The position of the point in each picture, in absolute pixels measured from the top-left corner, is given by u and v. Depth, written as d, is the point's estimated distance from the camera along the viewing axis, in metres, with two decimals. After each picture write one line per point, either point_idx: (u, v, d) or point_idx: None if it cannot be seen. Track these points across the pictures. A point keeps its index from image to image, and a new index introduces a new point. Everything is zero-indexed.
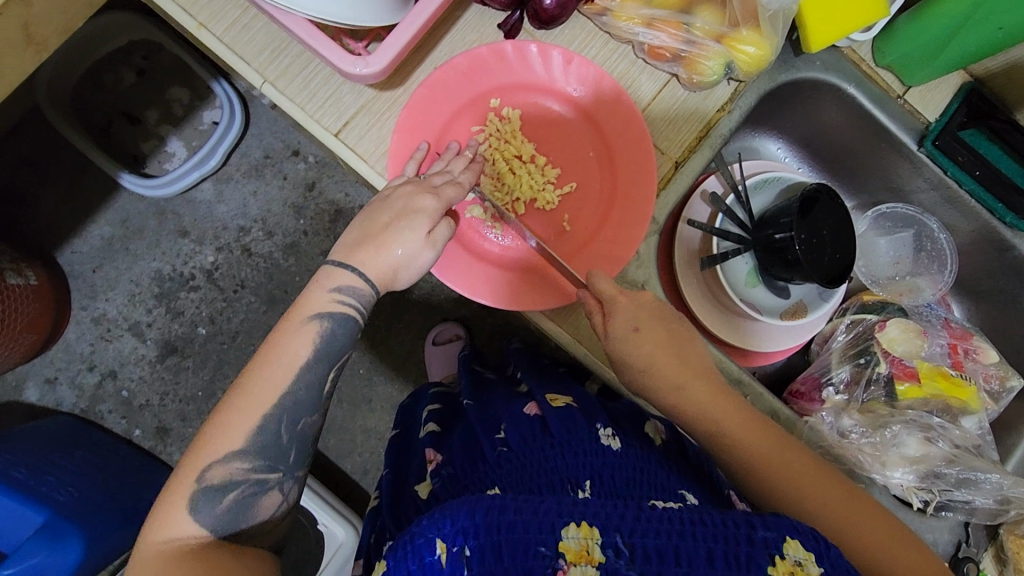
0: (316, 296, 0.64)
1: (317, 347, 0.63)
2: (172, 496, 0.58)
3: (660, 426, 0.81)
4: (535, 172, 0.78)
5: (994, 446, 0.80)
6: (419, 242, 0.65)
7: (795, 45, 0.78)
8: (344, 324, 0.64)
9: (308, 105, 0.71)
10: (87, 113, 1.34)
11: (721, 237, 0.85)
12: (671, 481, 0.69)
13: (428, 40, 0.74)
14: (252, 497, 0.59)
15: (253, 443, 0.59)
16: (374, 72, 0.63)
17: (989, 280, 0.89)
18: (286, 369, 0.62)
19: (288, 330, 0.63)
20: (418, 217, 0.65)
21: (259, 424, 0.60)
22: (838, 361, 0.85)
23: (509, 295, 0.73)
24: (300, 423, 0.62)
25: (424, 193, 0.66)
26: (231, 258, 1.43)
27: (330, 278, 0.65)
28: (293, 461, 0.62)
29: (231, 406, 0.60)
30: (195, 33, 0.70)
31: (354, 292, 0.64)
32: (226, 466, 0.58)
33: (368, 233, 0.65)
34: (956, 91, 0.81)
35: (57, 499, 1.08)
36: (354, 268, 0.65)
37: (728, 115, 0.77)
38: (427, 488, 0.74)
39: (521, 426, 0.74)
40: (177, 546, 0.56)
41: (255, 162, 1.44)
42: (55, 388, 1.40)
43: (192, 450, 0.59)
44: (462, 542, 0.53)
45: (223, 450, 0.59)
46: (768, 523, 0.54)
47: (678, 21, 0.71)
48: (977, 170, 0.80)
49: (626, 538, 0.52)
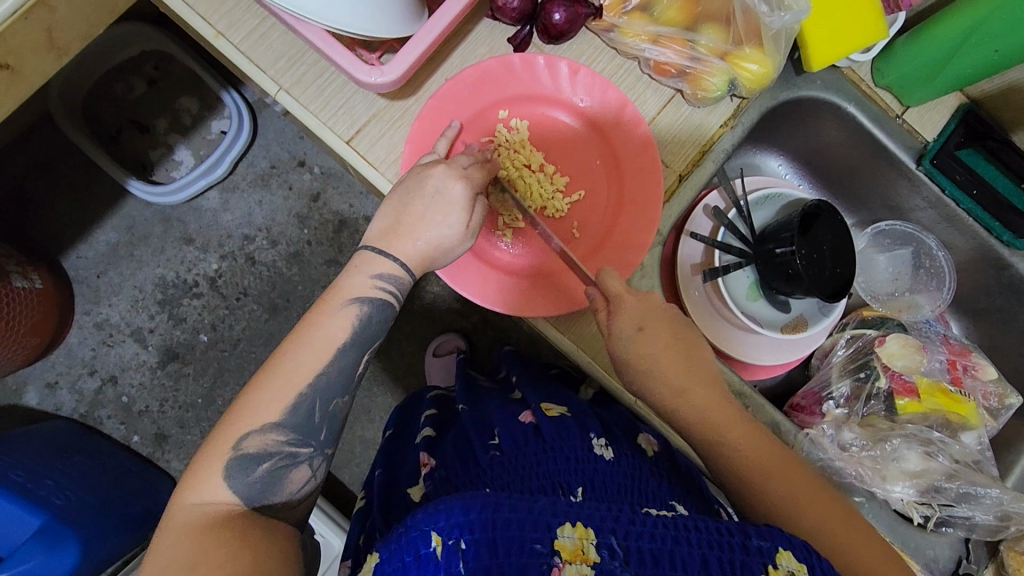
0: (357, 282, 0.66)
1: (355, 330, 0.65)
2: (207, 462, 0.59)
3: (652, 438, 0.81)
4: (544, 181, 0.79)
5: (994, 462, 0.80)
6: (455, 229, 0.67)
7: (796, 64, 0.80)
8: (382, 310, 0.66)
9: (321, 113, 0.73)
10: (98, 120, 1.36)
11: (722, 250, 0.87)
12: (663, 490, 0.69)
13: (439, 53, 0.75)
14: (282, 470, 0.60)
15: (289, 416, 0.61)
16: (389, 81, 0.65)
17: (986, 298, 0.90)
18: (323, 349, 0.63)
19: (327, 310, 0.65)
20: (452, 205, 0.67)
21: (295, 401, 0.61)
22: (838, 375, 0.86)
23: (517, 299, 0.74)
24: (333, 403, 0.63)
25: (456, 178, 0.67)
26: (235, 266, 1.45)
27: (371, 264, 0.66)
28: (323, 438, 0.63)
29: (269, 380, 0.62)
30: (214, 41, 0.72)
31: (394, 282, 0.66)
32: (262, 436, 0.60)
33: (402, 220, 0.66)
34: (953, 112, 0.83)
35: (53, 503, 1.07)
36: (395, 258, 0.66)
37: (731, 131, 0.78)
38: (419, 491, 0.74)
39: (514, 432, 0.75)
40: (207, 511, 0.56)
41: (261, 171, 1.46)
42: (55, 392, 1.40)
43: (231, 418, 0.61)
44: (458, 535, 0.52)
45: (259, 420, 0.60)
46: (762, 532, 0.54)
47: (683, 39, 0.73)
48: (974, 189, 0.82)
49: (621, 540, 0.52)
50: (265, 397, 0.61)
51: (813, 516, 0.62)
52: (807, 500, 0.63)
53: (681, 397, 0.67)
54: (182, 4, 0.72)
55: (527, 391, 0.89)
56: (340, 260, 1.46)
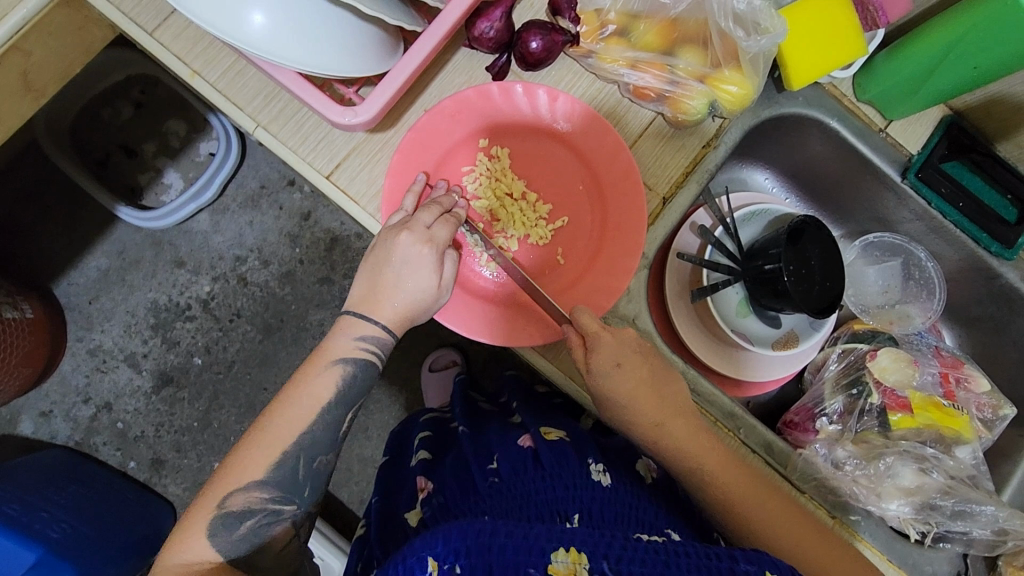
0: (339, 343, 0.67)
1: (338, 389, 0.66)
2: (191, 521, 0.61)
3: (652, 465, 0.80)
4: (527, 209, 0.80)
5: (988, 476, 0.79)
6: (426, 288, 0.67)
7: (777, 82, 0.80)
8: (365, 368, 0.67)
9: (301, 149, 0.73)
10: (86, 147, 1.35)
11: (710, 269, 0.86)
12: (659, 519, 0.68)
13: (417, 84, 0.75)
14: (266, 525, 0.62)
15: (271, 475, 0.62)
16: (363, 121, 0.65)
17: (978, 307, 0.89)
18: (308, 411, 0.65)
19: (311, 371, 0.66)
20: (420, 266, 0.66)
21: (278, 460, 0.63)
22: (830, 392, 0.85)
23: (505, 327, 0.73)
24: (316, 460, 0.64)
25: (422, 244, 0.66)
26: (227, 288, 1.44)
27: (353, 326, 0.67)
28: (307, 495, 0.64)
29: (254, 442, 0.63)
30: (190, 80, 0.71)
31: (376, 341, 0.67)
32: (245, 494, 0.61)
33: (376, 285, 0.67)
34: (937, 124, 0.83)
35: (49, 536, 1.03)
36: (374, 320, 0.67)
37: (715, 151, 0.78)
38: (417, 515, 0.73)
39: (512, 458, 0.74)
40: (192, 569, 0.59)
41: (251, 192, 1.45)
42: (50, 420, 1.39)
43: (219, 476, 0.62)
44: (453, 561, 0.53)
45: (242, 480, 0.62)
46: (749, 557, 0.54)
47: (662, 63, 0.72)
48: (960, 202, 0.82)
49: (613, 565, 0.52)
50: (248, 458, 0.62)
51: (789, 539, 0.65)
52: (782, 527, 0.66)
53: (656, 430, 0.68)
54: (156, 43, 0.71)
55: (524, 416, 0.88)
56: (333, 278, 1.45)
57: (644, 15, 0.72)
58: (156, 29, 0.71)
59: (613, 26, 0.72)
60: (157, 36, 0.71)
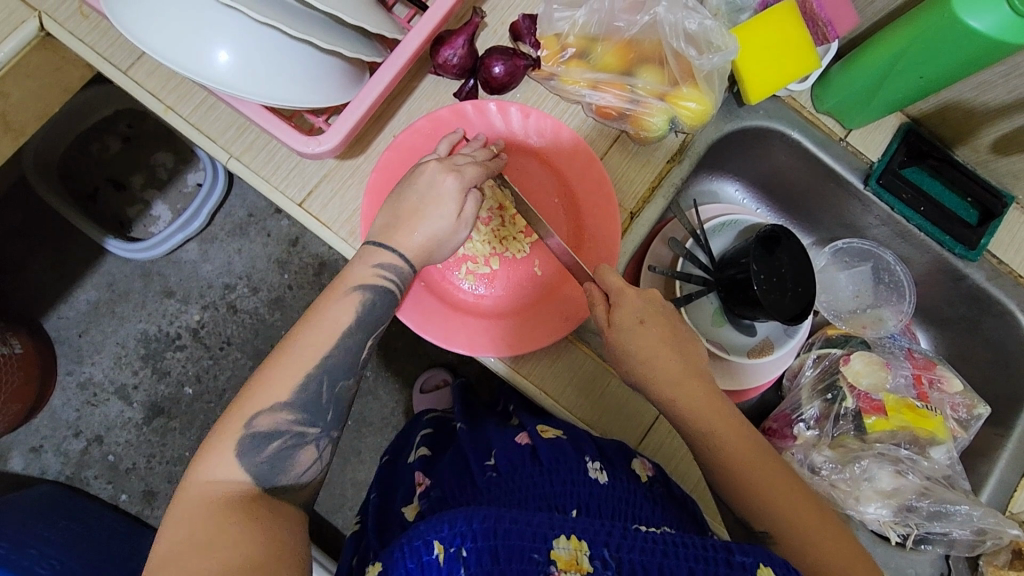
0: (360, 270, 0.67)
1: (359, 317, 0.66)
2: (218, 441, 0.59)
3: (647, 462, 0.75)
4: (508, 223, 0.82)
5: (965, 476, 0.80)
6: (450, 223, 0.69)
7: (737, 96, 0.82)
8: (384, 297, 0.67)
9: (273, 178, 0.75)
10: (74, 181, 1.37)
11: (683, 280, 0.88)
12: (655, 515, 0.67)
13: (386, 111, 0.77)
14: (290, 449, 0.60)
15: (298, 396, 0.61)
16: (329, 149, 0.67)
17: (949, 309, 0.91)
18: (330, 333, 0.64)
19: (333, 295, 0.66)
20: (444, 197, 0.68)
21: (302, 382, 0.62)
22: (807, 397, 0.86)
23: (478, 342, 0.74)
24: (338, 385, 0.64)
25: (447, 172, 0.69)
26: (217, 316, 1.45)
27: (374, 255, 0.67)
28: (331, 419, 0.63)
29: (277, 363, 0.62)
30: (164, 115, 0.74)
31: (394, 270, 0.67)
32: (273, 415, 0.60)
33: (397, 219, 0.68)
34: (895, 131, 0.85)
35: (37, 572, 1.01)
36: (394, 249, 0.67)
37: (679, 165, 0.80)
38: (413, 510, 0.70)
39: (511, 453, 0.72)
40: (217, 489, 0.57)
41: (239, 221, 1.47)
42: (40, 455, 1.39)
43: (238, 402, 0.61)
44: (460, 543, 0.53)
45: (269, 401, 0.61)
46: (745, 548, 0.53)
47: (622, 83, 0.74)
48: (922, 206, 0.84)
49: (614, 552, 0.52)
50: (273, 380, 0.61)
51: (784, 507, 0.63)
52: (781, 494, 0.64)
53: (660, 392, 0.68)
54: (131, 81, 0.73)
55: (524, 416, 0.85)
56: None
57: (601, 37, 0.74)
58: (131, 67, 0.73)
59: (573, 49, 0.75)
60: (131, 74, 0.73)
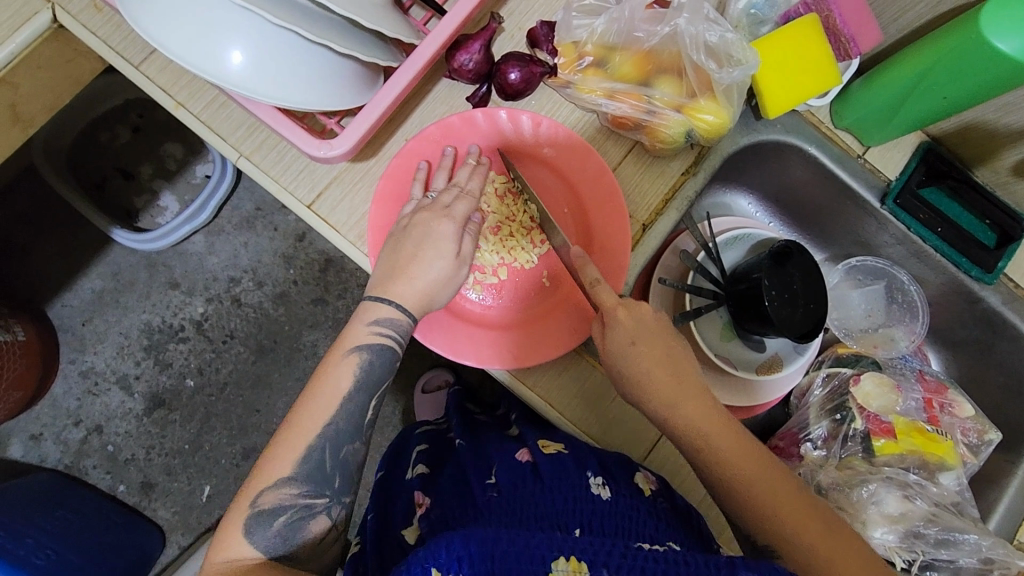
0: (356, 331, 0.65)
1: (357, 379, 0.64)
2: (228, 521, 0.59)
3: (650, 476, 0.74)
4: (521, 234, 0.81)
5: (974, 503, 0.78)
6: (447, 266, 0.68)
7: (754, 110, 0.81)
8: (382, 354, 0.65)
9: (282, 178, 0.74)
10: (83, 170, 1.37)
11: (694, 293, 0.87)
12: (660, 532, 0.66)
13: (398, 114, 0.76)
14: (300, 521, 0.60)
15: (299, 468, 0.60)
16: (340, 153, 0.66)
17: (962, 331, 0.90)
18: (330, 400, 0.62)
19: (331, 363, 0.64)
20: (441, 242, 0.68)
21: (304, 454, 0.60)
22: (815, 417, 0.86)
23: (484, 352, 0.73)
24: (343, 451, 0.62)
25: (441, 218, 0.69)
26: (221, 309, 1.44)
27: (368, 312, 0.65)
28: (339, 486, 0.62)
29: (280, 438, 0.61)
30: (174, 112, 0.73)
31: (394, 325, 0.65)
32: (276, 492, 0.59)
33: (395, 268, 0.66)
34: (914, 150, 0.84)
35: (34, 562, 1.02)
36: (390, 301, 0.65)
37: (694, 177, 0.79)
38: (413, 532, 0.70)
39: (512, 471, 0.73)
40: (235, 568, 0.57)
41: (246, 214, 1.46)
42: (40, 443, 1.39)
43: (245, 481, 0.60)
44: (457, 570, 0.52)
45: (272, 477, 0.60)
46: (751, 565, 0.52)
47: (639, 93, 0.73)
48: (939, 227, 0.83)
49: (613, 573, 0.51)
50: (275, 454, 0.60)
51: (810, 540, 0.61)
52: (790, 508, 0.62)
53: (667, 410, 0.66)
54: (142, 77, 0.73)
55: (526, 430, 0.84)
56: (327, 299, 1.46)
57: (619, 46, 0.73)
58: (142, 62, 0.73)
59: (590, 58, 0.73)
60: (142, 69, 0.73)
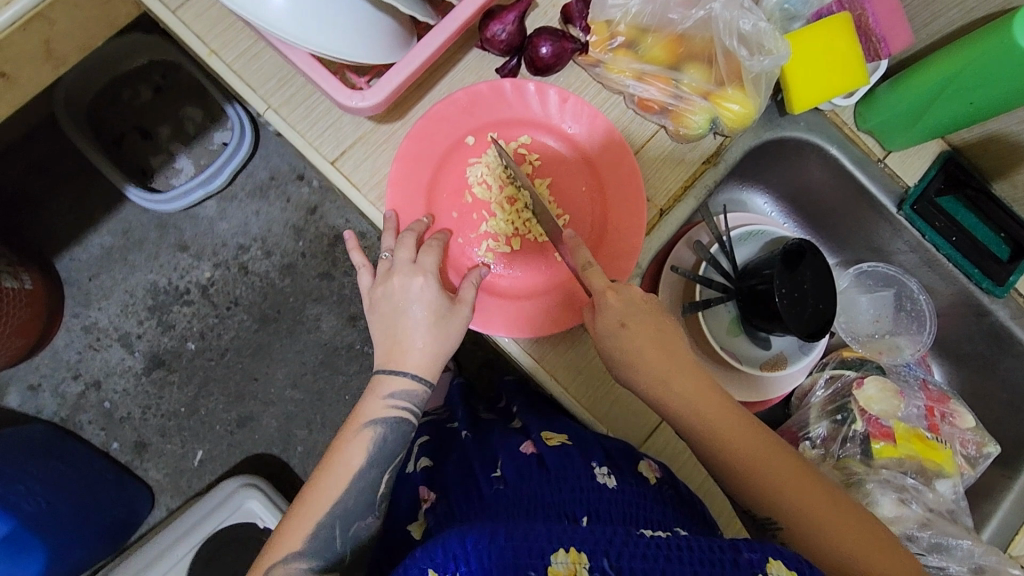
0: (371, 405, 0.68)
1: (371, 454, 0.67)
2: None
3: (654, 464, 0.74)
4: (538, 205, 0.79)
5: (969, 512, 0.78)
6: (448, 317, 0.69)
7: (780, 105, 0.82)
8: (398, 427, 0.69)
9: (308, 133, 0.74)
10: (102, 126, 1.38)
11: (704, 284, 0.87)
12: (667, 517, 0.66)
13: (427, 79, 0.77)
14: None
15: (308, 544, 0.64)
16: (372, 104, 0.65)
17: (968, 345, 0.90)
18: (344, 477, 0.66)
19: (346, 439, 0.68)
20: (428, 301, 0.69)
21: (314, 529, 0.64)
22: (816, 417, 0.86)
23: (482, 314, 0.74)
24: (354, 526, 0.66)
25: (417, 276, 0.69)
26: (227, 275, 1.45)
27: (384, 385, 0.69)
28: (347, 559, 0.66)
29: (295, 514, 0.65)
30: (206, 59, 0.73)
31: (409, 395, 0.69)
32: (286, 567, 0.62)
33: (392, 341, 0.69)
34: (934, 158, 0.84)
35: (23, 509, 1.08)
36: (406, 372, 0.69)
37: (714, 167, 0.80)
38: (419, 527, 0.72)
39: (517, 462, 0.73)
40: None
41: (260, 182, 1.47)
42: (37, 394, 1.39)
43: (259, 556, 0.64)
44: (453, 570, 0.53)
45: (283, 551, 0.63)
46: (752, 545, 0.52)
47: (667, 77, 0.74)
48: (953, 235, 0.83)
49: (614, 561, 0.51)
50: (289, 530, 0.64)
51: (848, 547, 0.59)
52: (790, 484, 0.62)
53: (674, 388, 0.66)
54: (178, 22, 0.73)
55: (528, 420, 0.83)
56: (333, 274, 1.46)
57: (652, 29, 0.74)
58: (179, 7, 0.73)
59: (622, 38, 0.74)
60: (179, 14, 0.73)
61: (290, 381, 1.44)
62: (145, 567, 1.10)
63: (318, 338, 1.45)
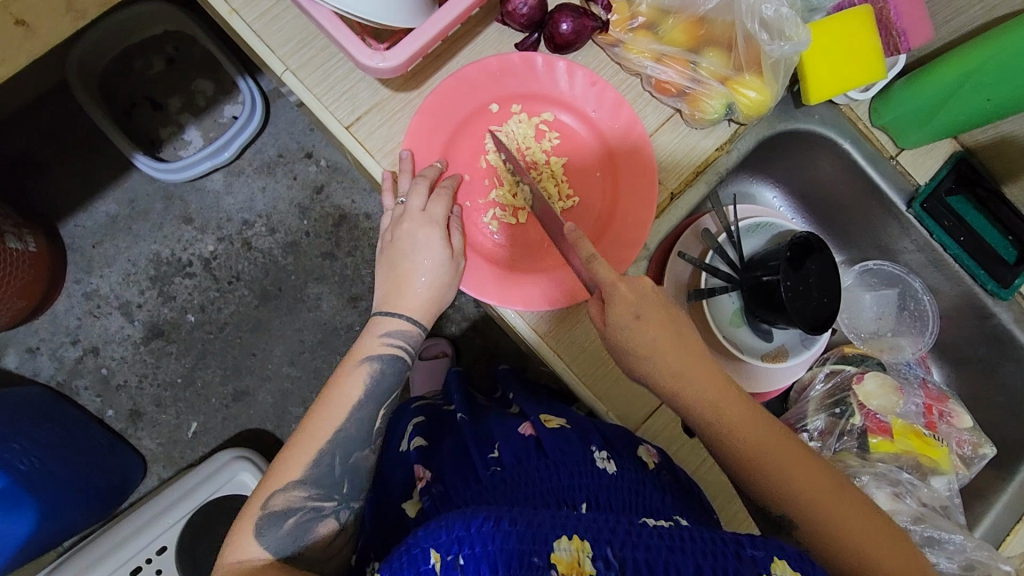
0: (367, 342, 0.70)
1: (367, 388, 0.68)
2: (240, 523, 0.63)
3: (653, 450, 0.75)
4: (551, 182, 0.79)
5: (961, 509, 0.79)
6: (443, 260, 0.71)
7: (795, 97, 0.82)
8: (393, 364, 0.70)
9: (324, 97, 0.74)
10: (112, 94, 1.37)
11: (709, 273, 0.86)
12: (666, 506, 0.65)
13: (448, 50, 0.77)
14: (309, 522, 0.63)
15: (309, 473, 0.64)
16: (392, 66, 0.65)
17: (969, 347, 0.90)
18: (341, 410, 0.67)
19: (342, 372, 0.69)
20: (431, 247, 0.71)
21: (315, 458, 0.65)
22: (814, 409, 0.87)
23: (474, 280, 0.75)
24: (353, 457, 0.66)
25: (428, 224, 0.71)
26: (230, 250, 1.45)
27: (379, 325, 0.70)
28: (347, 491, 0.66)
29: (291, 446, 0.66)
30: (227, 17, 0.73)
31: (405, 336, 0.70)
32: (287, 494, 0.63)
33: (393, 277, 0.71)
34: (947, 158, 0.85)
35: (17, 468, 1.08)
36: (403, 314, 0.70)
37: (727, 155, 0.80)
38: (414, 505, 0.69)
39: (516, 447, 0.71)
40: (247, 567, 0.61)
41: (268, 159, 1.46)
42: (35, 357, 1.39)
43: (259, 482, 0.65)
44: (457, 551, 0.51)
45: (283, 480, 0.64)
46: (756, 542, 0.51)
47: (685, 60, 0.74)
48: (962, 235, 0.84)
49: (617, 551, 0.50)
50: (288, 460, 0.65)
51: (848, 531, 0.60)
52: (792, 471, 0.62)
53: (679, 365, 0.66)
54: None
55: (527, 406, 0.83)
56: (336, 254, 1.46)
57: (674, 10, 0.74)
58: None
59: (643, 19, 0.74)
60: None
61: (287, 357, 1.44)
62: (132, 535, 1.09)
63: (317, 317, 1.45)
